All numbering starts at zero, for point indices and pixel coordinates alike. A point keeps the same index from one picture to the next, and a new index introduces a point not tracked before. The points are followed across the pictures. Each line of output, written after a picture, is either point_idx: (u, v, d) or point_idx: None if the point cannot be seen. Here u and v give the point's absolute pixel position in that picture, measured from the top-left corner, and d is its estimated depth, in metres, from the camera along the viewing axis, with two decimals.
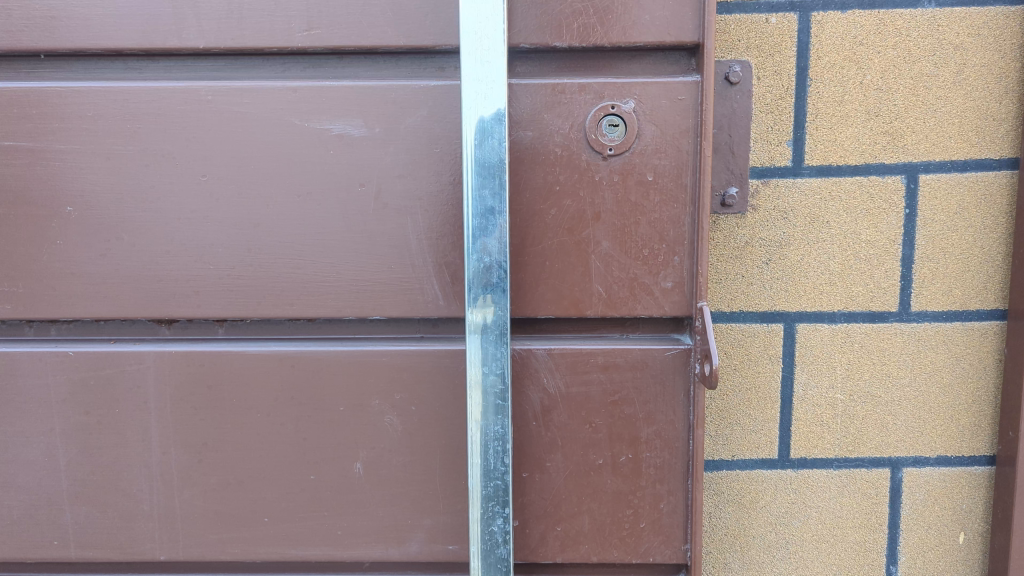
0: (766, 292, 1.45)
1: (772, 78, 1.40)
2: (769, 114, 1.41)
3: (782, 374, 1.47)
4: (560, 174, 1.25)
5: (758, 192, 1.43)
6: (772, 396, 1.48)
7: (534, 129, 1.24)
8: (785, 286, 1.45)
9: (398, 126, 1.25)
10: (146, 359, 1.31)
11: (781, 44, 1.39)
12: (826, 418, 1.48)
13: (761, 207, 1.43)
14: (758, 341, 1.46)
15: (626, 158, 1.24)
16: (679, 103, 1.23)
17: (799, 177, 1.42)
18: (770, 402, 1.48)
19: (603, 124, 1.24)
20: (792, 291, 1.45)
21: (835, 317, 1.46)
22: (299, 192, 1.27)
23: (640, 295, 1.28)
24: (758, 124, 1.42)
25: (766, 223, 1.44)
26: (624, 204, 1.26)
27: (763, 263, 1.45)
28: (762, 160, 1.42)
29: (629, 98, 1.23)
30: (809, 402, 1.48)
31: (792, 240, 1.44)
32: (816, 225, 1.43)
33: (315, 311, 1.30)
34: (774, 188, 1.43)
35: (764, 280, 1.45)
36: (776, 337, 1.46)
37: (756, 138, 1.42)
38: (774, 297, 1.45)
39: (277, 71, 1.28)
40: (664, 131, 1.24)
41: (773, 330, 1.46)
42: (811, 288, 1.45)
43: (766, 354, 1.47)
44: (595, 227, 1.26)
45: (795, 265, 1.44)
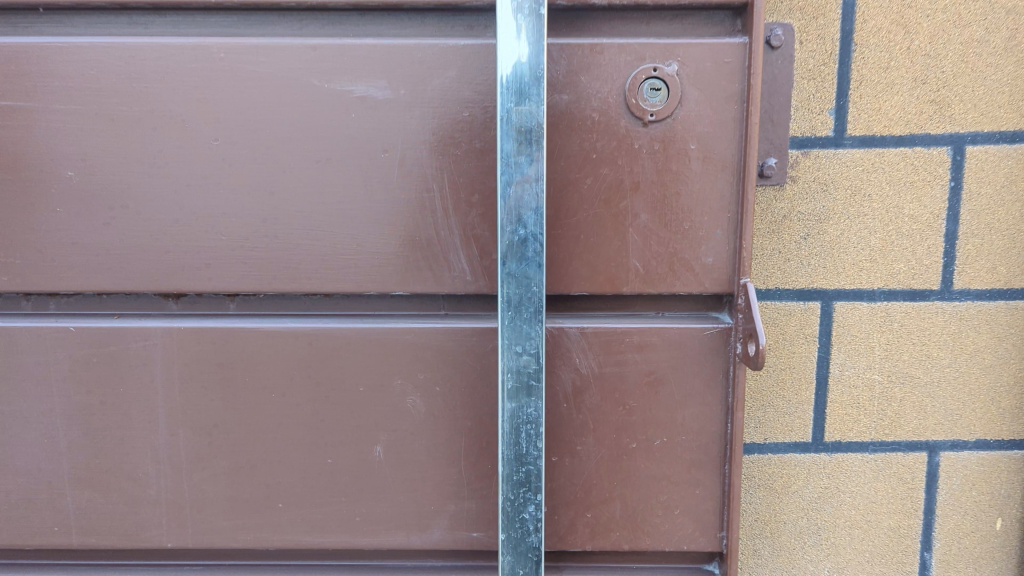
0: (803, 269, 1.39)
1: (816, 43, 1.32)
2: (811, 82, 1.34)
3: (818, 355, 1.41)
4: (598, 142, 1.18)
5: (798, 163, 1.36)
6: (808, 376, 1.42)
7: (570, 93, 1.16)
8: (823, 262, 1.38)
9: (424, 88, 1.17)
10: (154, 335, 1.23)
11: (826, 7, 1.31)
12: (862, 400, 1.42)
13: (801, 178, 1.36)
14: (794, 319, 1.40)
15: (668, 125, 1.17)
16: (725, 66, 1.15)
17: (841, 147, 1.35)
18: (805, 383, 1.42)
19: (644, 88, 1.16)
20: (830, 268, 1.39)
21: (874, 295, 1.39)
22: (317, 158, 1.19)
23: (679, 272, 1.21)
24: (799, 92, 1.34)
25: (805, 196, 1.37)
26: (664, 174, 1.19)
27: (801, 238, 1.38)
28: (802, 129, 1.35)
29: (673, 60, 1.15)
30: (846, 383, 1.42)
31: (832, 214, 1.37)
32: (858, 198, 1.37)
33: (334, 286, 1.23)
34: (815, 159, 1.36)
35: (802, 255, 1.39)
36: (813, 316, 1.40)
37: (798, 107, 1.35)
38: (812, 274, 1.39)
39: (293, 28, 1.20)
40: (709, 96, 1.16)
41: (810, 309, 1.40)
42: (850, 265, 1.38)
43: (802, 333, 1.41)
44: (633, 198, 1.19)
45: (835, 240, 1.38)
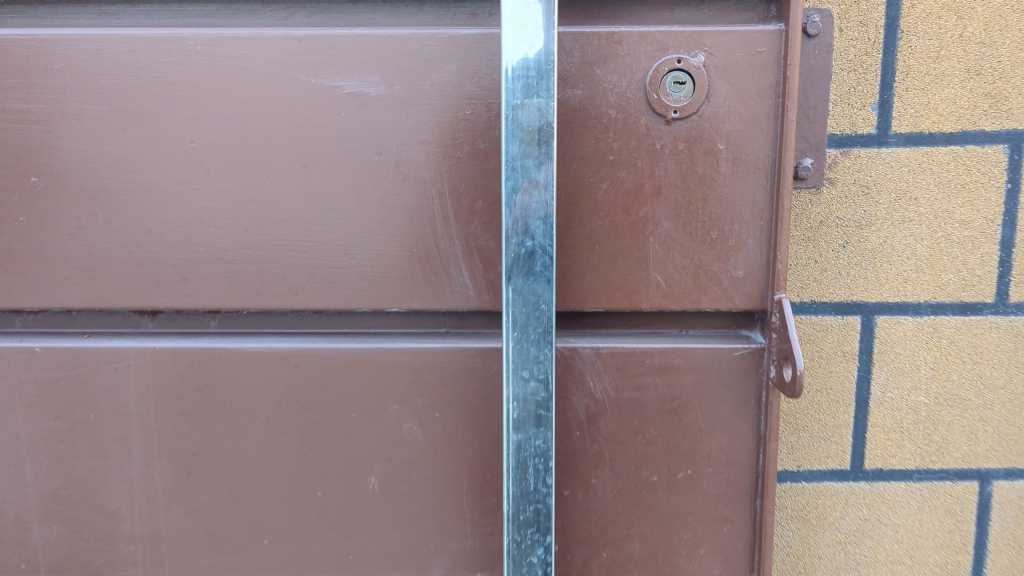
0: (841, 280, 1.26)
1: (857, 30, 1.19)
2: (851, 73, 1.21)
3: (858, 375, 1.29)
4: (615, 142, 1.05)
5: (836, 163, 1.23)
6: (847, 398, 1.29)
7: (584, 87, 1.04)
8: (865, 273, 1.25)
9: (422, 84, 1.05)
10: (126, 357, 1.13)
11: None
12: (907, 424, 1.29)
13: (839, 180, 1.23)
14: (831, 336, 1.28)
15: (694, 122, 1.05)
16: (758, 57, 1.03)
17: (884, 146, 1.22)
18: (844, 405, 1.29)
19: (667, 82, 1.03)
20: (872, 279, 1.26)
21: (920, 309, 1.26)
22: (304, 161, 1.08)
23: (706, 286, 1.09)
24: (838, 85, 1.22)
25: (844, 199, 1.24)
26: (689, 177, 1.06)
27: (840, 246, 1.25)
28: (842, 126, 1.22)
29: (699, 49, 1.03)
30: (888, 406, 1.29)
31: (874, 219, 1.24)
32: (903, 202, 1.23)
33: (323, 302, 1.11)
34: (856, 159, 1.23)
35: (840, 265, 1.26)
36: (853, 332, 1.27)
37: (836, 101, 1.22)
38: (851, 286, 1.26)
39: (278, 18, 1.08)
40: (739, 90, 1.04)
41: (849, 323, 1.27)
42: (894, 276, 1.25)
43: (840, 351, 1.28)
44: (654, 204, 1.07)
45: (877, 248, 1.25)
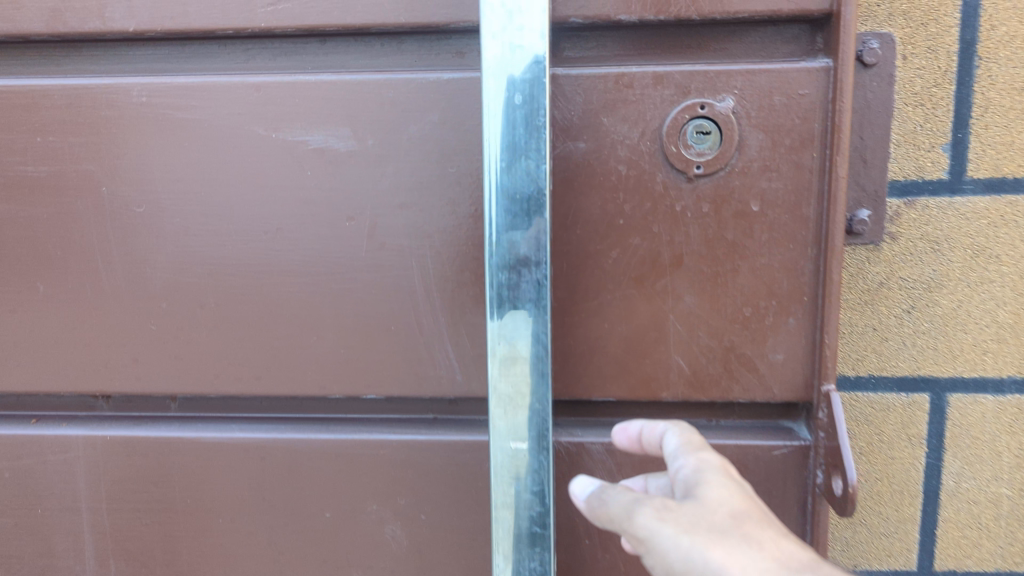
0: (905, 351, 1.07)
1: (926, 56, 1.00)
2: (918, 108, 1.01)
3: (927, 463, 1.09)
4: (626, 204, 0.88)
5: (899, 215, 1.04)
6: (915, 489, 1.10)
7: (588, 139, 0.88)
8: (935, 344, 1.06)
9: (397, 138, 0.90)
10: (74, 447, 1.01)
11: (939, 10, 0.98)
12: (986, 521, 1.10)
13: (903, 235, 1.04)
14: (893, 416, 1.09)
15: (722, 180, 0.87)
16: (800, 101, 0.85)
17: (958, 194, 1.02)
18: (909, 496, 1.10)
19: (689, 131, 0.86)
20: (943, 351, 1.06)
21: (1002, 386, 1.06)
22: (265, 228, 0.93)
23: (738, 373, 0.91)
24: (901, 122, 1.02)
25: (909, 257, 1.04)
26: (716, 244, 0.88)
27: (904, 311, 1.05)
28: (905, 171, 1.03)
29: (728, 93, 0.85)
30: (963, 499, 1.09)
31: (947, 281, 1.04)
32: (982, 260, 1.03)
33: (291, 389, 0.97)
34: (924, 210, 1.03)
35: (904, 334, 1.06)
36: (920, 412, 1.08)
37: (899, 141, 1.02)
38: (918, 358, 1.06)
39: (238, 60, 0.93)
40: (776, 141, 0.86)
41: (915, 403, 1.08)
42: (969, 347, 1.05)
43: (904, 434, 1.09)
44: (675, 277, 0.89)
45: (950, 314, 1.05)
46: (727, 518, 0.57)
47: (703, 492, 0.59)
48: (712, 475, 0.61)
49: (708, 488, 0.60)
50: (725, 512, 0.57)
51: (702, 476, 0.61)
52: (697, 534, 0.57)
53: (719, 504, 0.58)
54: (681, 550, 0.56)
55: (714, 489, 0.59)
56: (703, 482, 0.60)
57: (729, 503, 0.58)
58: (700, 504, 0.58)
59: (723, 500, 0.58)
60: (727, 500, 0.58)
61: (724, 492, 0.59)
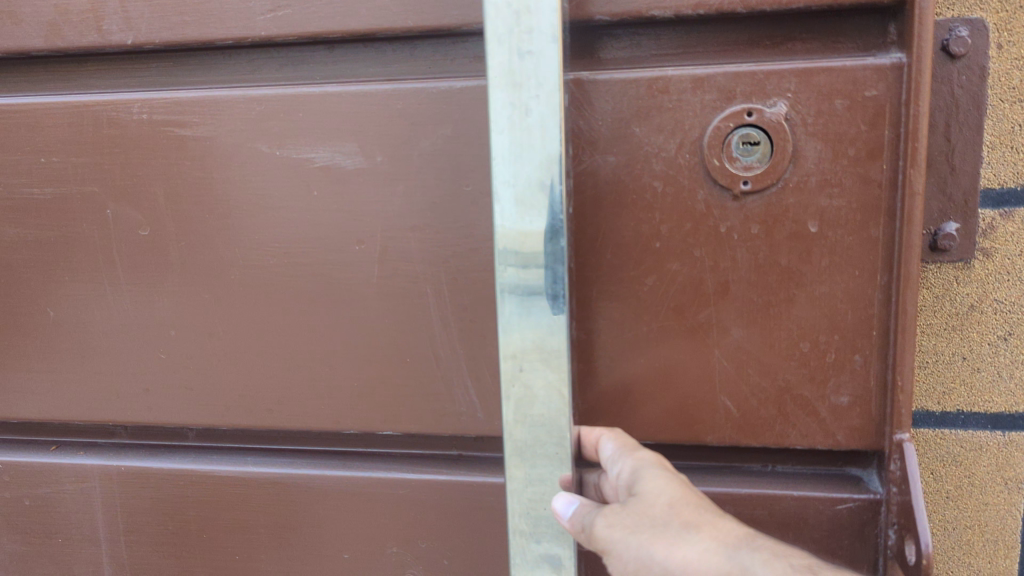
0: (1000, 385, 0.84)
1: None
2: (1016, 103, 0.79)
3: None
4: (663, 225, 0.78)
5: (993, 229, 0.81)
6: (1012, 538, 0.87)
7: (618, 152, 0.77)
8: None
9: (409, 154, 0.81)
10: (90, 477, 0.97)
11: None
12: None
13: (998, 253, 0.82)
14: (986, 458, 0.86)
15: (773, 197, 0.75)
16: (865, 105, 0.72)
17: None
18: (1004, 547, 0.87)
19: (734, 142, 0.75)
20: None
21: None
22: (271, 252, 0.86)
23: (796, 417, 0.80)
24: (994, 121, 0.79)
25: (1009, 271, 0.82)
26: (769, 270, 0.77)
27: (1000, 338, 0.83)
28: (1001, 178, 0.80)
29: (780, 98, 0.73)
30: None
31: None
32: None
33: (304, 424, 0.90)
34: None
35: (998, 364, 0.84)
36: (1019, 454, 0.85)
37: (993, 143, 0.80)
38: (1016, 394, 0.84)
39: (243, 72, 0.86)
40: (838, 151, 0.73)
41: (1013, 443, 0.85)
42: None
43: (998, 475, 0.86)
44: (721, 307, 0.79)
45: None
46: (665, 507, 0.66)
47: (643, 488, 0.68)
48: (648, 470, 0.70)
49: (646, 484, 0.68)
50: (663, 502, 0.67)
51: (640, 473, 0.70)
52: (642, 530, 0.66)
53: (658, 495, 0.67)
54: (632, 547, 0.65)
55: (653, 483, 0.68)
56: (641, 478, 0.69)
57: (666, 493, 0.68)
58: (641, 500, 0.67)
59: (660, 491, 0.68)
60: (664, 492, 0.67)
61: (661, 486, 0.68)
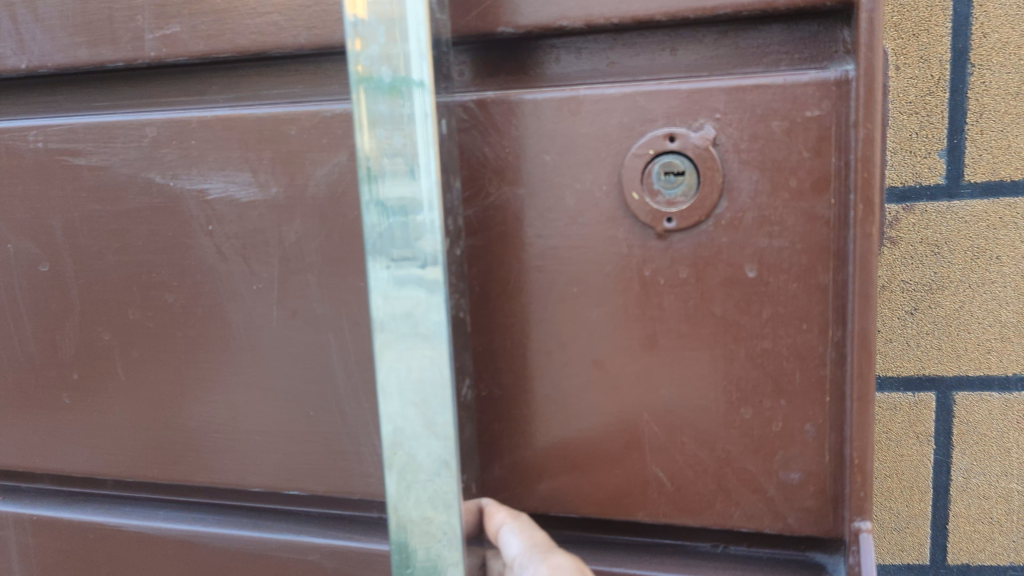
0: (909, 350, 1.12)
1: (920, 66, 1.05)
2: (916, 115, 1.07)
3: (935, 459, 1.13)
4: (582, 267, 0.68)
5: (898, 220, 1.09)
6: (928, 484, 1.14)
7: (529, 183, 0.67)
8: (942, 338, 1.10)
9: (304, 185, 0.73)
10: (7, 526, 0.92)
11: (930, 26, 1.04)
12: (995, 514, 1.13)
13: (902, 240, 1.09)
14: (900, 415, 1.14)
15: (703, 236, 0.64)
16: (807, 126, 0.61)
17: (955, 199, 1.07)
18: (919, 492, 1.14)
19: (655, 171, 0.64)
20: (945, 349, 1.10)
21: (1010, 377, 1.09)
22: (169, 292, 0.79)
23: (738, 494, 0.67)
24: (897, 130, 1.09)
25: (917, 260, 1.09)
26: (702, 320, 0.65)
27: (909, 312, 1.11)
28: (904, 177, 1.09)
29: (707, 120, 0.62)
30: (972, 493, 1.13)
31: (951, 282, 1.08)
32: (982, 265, 1.07)
33: (210, 480, 0.82)
34: (925, 216, 1.08)
35: (910, 330, 1.11)
36: (925, 410, 1.13)
37: (897, 149, 1.09)
38: (923, 360, 1.11)
39: (147, 96, 0.79)
40: (776, 183, 0.62)
41: (923, 403, 1.12)
42: (973, 347, 1.09)
43: (912, 433, 1.14)
44: (649, 363, 0.67)
45: (953, 314, 1.09)
46: None
47: None
48: None
49: None
50: None
51: None
52: None
53: None
54: None
55: None
56: None
57: None
58: None
59: None
60: None
61: None
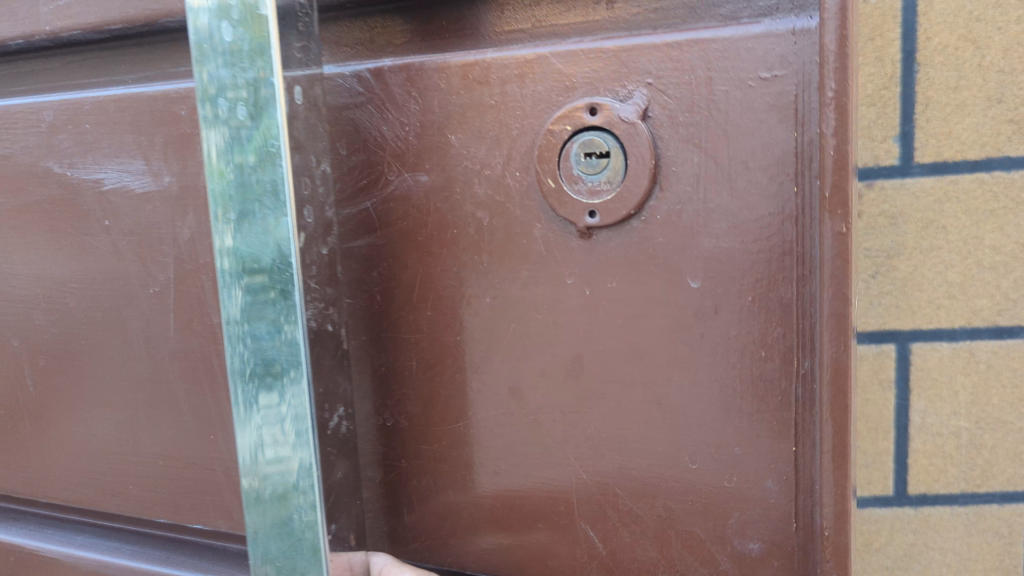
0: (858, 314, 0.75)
1: (873, 66, 0.72)
2: (868, 107, 0.73)
3: (894, 410, 0.77)
4: (492, 271, 0.54)
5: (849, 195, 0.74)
6: (885, 423, 0.77)
7: (430, 168, 0.55)
8: (891, 309, 0.75)
9: (192, 173, 0.63)
10: None
11: (880, 20, 0.71)
12: (948, 465, 0.77)
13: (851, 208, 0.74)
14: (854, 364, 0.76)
15: (636, 236, 0.50)
16: (762, 90, 0.46)
17: (908, 178, 0.72)
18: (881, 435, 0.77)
19: (573, 152, 0.50)
20: (897, 316, 0.75)
21: (957, 335, 0.75)
22: (70, 295, 0.71)
23: (686, 566, 0.52)
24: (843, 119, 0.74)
25: (872, 223, 0.74)
26: (634, 341, 0.51)
27: (865, 278, 0.75)
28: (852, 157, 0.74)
29: (638, 86, 0.49)
30: (924, 443, 0.77)
31: (903, 250, 0.74)
32: (930, 234, 0.73)
33: (118, 507, 0.73)
34: (880, 190, 0.73)
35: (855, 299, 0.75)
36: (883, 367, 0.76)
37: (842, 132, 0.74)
38: (873, 314, 0.75)
39: (56, 78, 0.72)
40: (724, 166, 0.47)
41: (883, 352, 0.76)
42: (924, 317, 0.74)
43: (871, 380, 0.77)
44: (573, 394, 0.53)
45: (902, 281, 0.74)
46: None
47: None
48: None
49: None
50: None
51: None
52: None
53: None
54: None
55: None
56: None
57: None
58: None
59: None
60: None
61: None
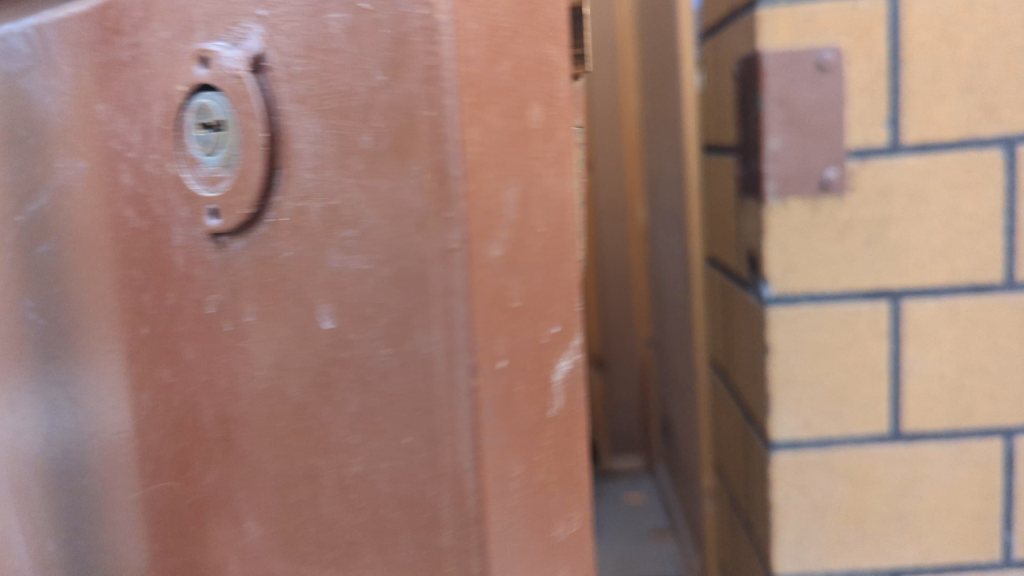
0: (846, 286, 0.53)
1: (864, 62, 0.51)
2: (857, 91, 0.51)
3: (887, 392, 0.54)
4: (144, 292, 0.40)
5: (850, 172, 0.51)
6: (874, 382, 0.54)
7: (87, 150, 0.42)
8: (881, 271, 0.52)
9: None
10: None
11: (868, 22, 0.50)
12: (943, 415, 0.54)
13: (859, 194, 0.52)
14: (843, 339, 0.53)
15: (263, 247, 0.33)
16: (375, 15, 0.28)
17: (900, 155, 0.51)
18: (867, 414, 0.54)
19: (193, 123, 0.35)
20: (900, 277, 0.52)
21: (945, 290, 0.52)
22: None
23: None
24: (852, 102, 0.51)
25: (862, 199, 0.52)
26: (275, 406, 0.34)
27: (859, 243, 0.52)
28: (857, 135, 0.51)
29: (250, 22, 0.32)
30: (920, 421, 0.54)
31: (895, 213, 0.52)
32: (918, 204, 0.52)
33: None
34: (872, 172, 0.52)
35: (837, 273, 0.53)
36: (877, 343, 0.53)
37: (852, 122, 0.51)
38: (863, 283, 0.53)
39: None
40: (343, 142, 0.30)
41: (873, 309, 0.53)
42: (920, 273, 0.52)
43: (860, 338, 0.53)
44: (226, 473, 0.38)
45: (899, 244, 0.52)
46: None
47: None
48: None
49: None
50: None
51: None
52: None
53: None
54: None
55: None
56: None
57: None
58: None
59: None
60: None
61: None
